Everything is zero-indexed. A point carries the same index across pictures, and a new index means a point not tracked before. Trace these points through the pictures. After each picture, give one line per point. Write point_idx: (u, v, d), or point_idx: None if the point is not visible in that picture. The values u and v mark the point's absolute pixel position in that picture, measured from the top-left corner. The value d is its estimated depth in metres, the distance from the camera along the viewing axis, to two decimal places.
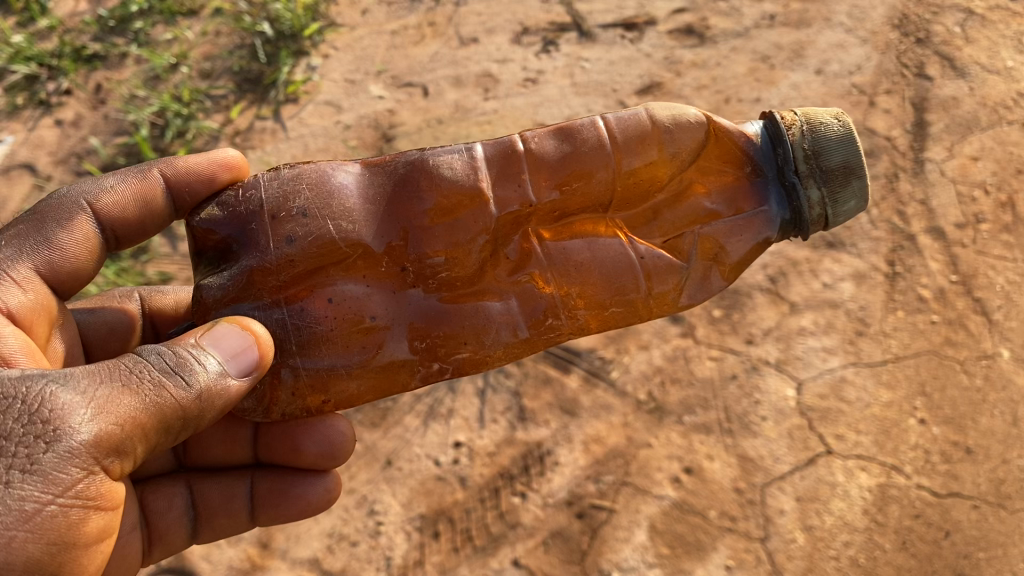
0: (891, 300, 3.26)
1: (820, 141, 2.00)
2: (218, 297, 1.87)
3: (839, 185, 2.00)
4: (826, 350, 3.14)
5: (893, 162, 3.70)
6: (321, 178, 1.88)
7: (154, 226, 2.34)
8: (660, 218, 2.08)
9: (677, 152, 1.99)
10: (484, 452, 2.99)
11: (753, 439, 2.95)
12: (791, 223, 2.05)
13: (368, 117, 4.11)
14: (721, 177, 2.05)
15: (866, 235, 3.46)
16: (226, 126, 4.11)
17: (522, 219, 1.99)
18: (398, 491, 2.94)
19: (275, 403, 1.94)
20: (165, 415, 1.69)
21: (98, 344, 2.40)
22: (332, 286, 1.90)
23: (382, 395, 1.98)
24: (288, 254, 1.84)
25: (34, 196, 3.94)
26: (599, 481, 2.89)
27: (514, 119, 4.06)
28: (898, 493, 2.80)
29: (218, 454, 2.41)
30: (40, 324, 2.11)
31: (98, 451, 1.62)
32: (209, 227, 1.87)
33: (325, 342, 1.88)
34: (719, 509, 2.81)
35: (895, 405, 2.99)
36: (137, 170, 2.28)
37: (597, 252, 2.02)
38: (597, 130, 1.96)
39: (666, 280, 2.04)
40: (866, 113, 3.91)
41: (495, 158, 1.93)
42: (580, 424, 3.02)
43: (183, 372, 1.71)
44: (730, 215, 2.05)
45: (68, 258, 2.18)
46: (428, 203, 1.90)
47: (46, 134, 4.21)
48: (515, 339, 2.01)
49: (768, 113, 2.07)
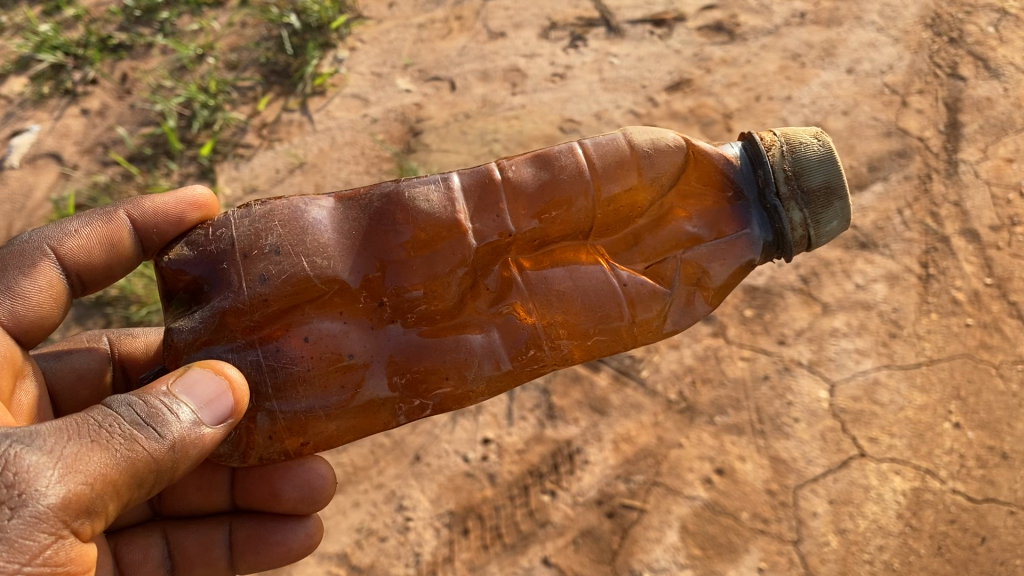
0: (925, 303, 3.23)
1: (800, 162, 1.99)
2: (189, 339, 1.80)
3: (820, 206, 2.00)
4: (859, 352, 3.11)
5: (926, 163, 3.66)
6: (293, 214, 1.82)
7: (122, 268, 2.25)
8: (641, 244, 2.05)
9: (656, 177, 1.95)
10: (513, 449, 2.97)
11: (786, 440, 2.93)
12: (774, 245, 2.03)
13: (396, 110, 4.08)
14: (702, 200, 2.03)
15: (898, 237, 3.44)
16: (254, 118, 4.09)
17: (501, 248, 1.94)
18: (426, 487, 2.92)
19: (252, 447, 1.87)
20: (137, 469, 1.63)
21: (65, 392, 2.31)
22: (307, 324, 1.84)
23: (362, 434, 1.93)
24: (261, 293, 1.78)
25: (61, 185, 3.92)
26: (629, 480, 2.87)
27: (543, 114, 4.03)
28: (932, 498, 2.76)
29: (194, 500, 2.39)
30: (2, 375, 1.99)
31: (67, 513, 1.55)
32: (180, 267, 1.82)
33: (303, 383, 1.81)
34: (752, 510, 2.79)
35: (929, 408, 2.95)
36: (101, 213, 2.19)
37: (579, 280, 1.98)
38: (575, 157, 1.91)
39: (650, 307, 2.01)
40: (899, 113, 3.86)
41: (473, 187, 1.88)
42: (609, 423, 3.00)
43: (155, 424, 1.66)
44: (713, 239, 2.03)
45: (32, 306, 2.08)
46: (405, 235, 1.85)
47: (72, 123, 4.18)
48: (498, 372, 1.97)
49: (747, 135, 2.07)
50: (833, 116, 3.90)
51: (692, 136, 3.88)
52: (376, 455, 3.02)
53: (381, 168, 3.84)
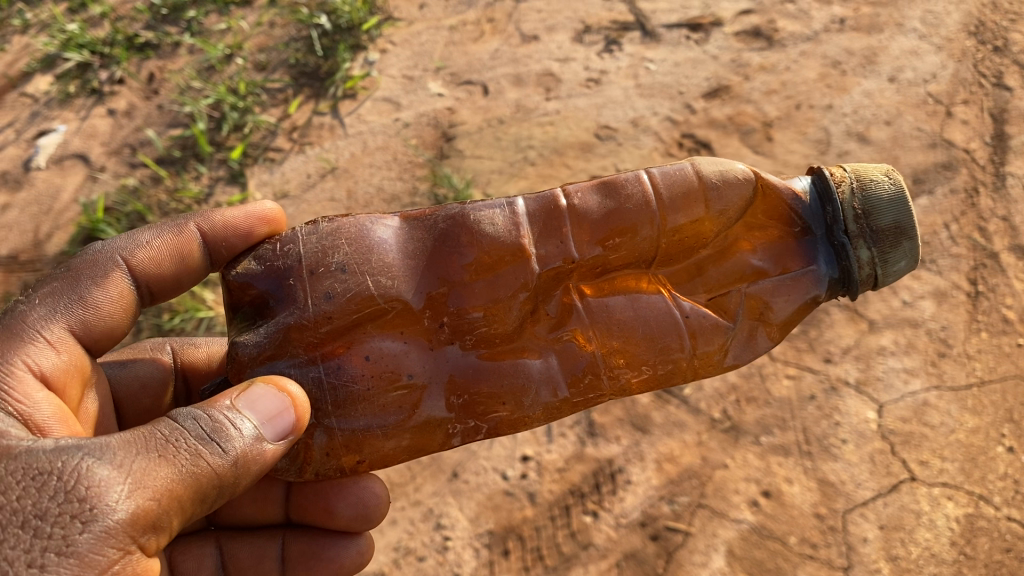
0: (974, 321, 3.15)
1: (870, 200, 1.88)
2: (253, 354, 1.70)
3: (889, 246, 1.88)
4: (907, 372, 3.04)
5: (973, 176, 3.55)
6: (361, 231, 1.73)
7: (187, 281, 2.20)
8: (704, 275, 1.95)
9: (724, 209, 1.87)
10: (553, 468, 2.90)
11: (834, 462, 2.86)
12: (839, 282, 1.93)
13: (428, 115, 3.97)
14: (766, 233, 1.95)
15: (945, 252, 3.34)
16: (283, 121, 4.01)
17: (564, 275, 1.85)
18: (465, 505, 2.86)
19: (309, 462, 1.76)
20: (202, 485, 1.51)
21: (129, 399, 2.24)
22: (369, 343, 1.74)
23: (416, 454, 1.82)
24: (326, 311, 1.68)
25: (88, 187, 3.85)
26: (673, 501, 2.81)
27: (577, 121, 3.89)
28: (987, 525, 2.70)
29: (250, 512, 2.33)
30: (73, 385, 1.89)
31: (134, 530, 1.44)
32: (246, 281, 1.73)
33: (364, 401, 1.72)
34: (800, 535, 2.73)
35: (981, 431, 2.89)
36: (171, 224, 2.14)
37: (640, 310, 1.89)
38: (642, 186, 1.83)
39: (711, 341, 1.91)
40: (943, 124, 3.74)
41: (539, 213, 1.80)
42: (652, 441, 2.93)
43: (220, 439, 1.55)
44: (777, 273, 1.94)
45: (103, 317, 1.98)
46: (468, 257, 1.76)
47: (99, 123, 4.10)
48: (555, 399, 1.87)
49: (815, 169, 1.97)
50: (875, 125, 3.77)
51: (731, 146, 3.75)
52: (413, 471, 2.96)
53: (415, 174, 3.75)
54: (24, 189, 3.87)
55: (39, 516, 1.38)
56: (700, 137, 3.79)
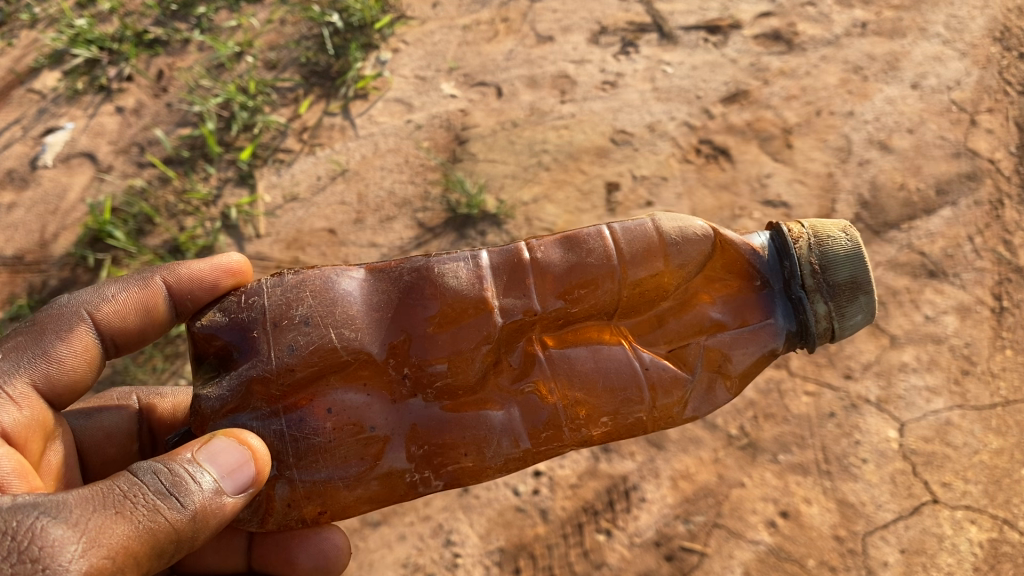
0: (998, 338, 3.08)
1: (827, 256, 1.84)
2: (216, 407, 1.67)
3: (846, 301, 1.84)
4: (929, 390, 2.97)
5: (997, 187, 3.45)
6: (324, 284, 1.71)
7: (153, 333, 2.20)
8: (664, 327, 1.89)
9: (684, 264, 1.80)
10: (566, 484, 2.84)
11: (853, 482, 2.80)
12: (797, 335, 1.87)
13: (440, 116, 3.88)
14: (727, 286, 1.88)
15: (969, 265, 3.25)
16: (294, 121, 3.94)
17: (526, 327, 1.80)
18: (475, 521, 2.80)
19: (272, 514, 1.73)
20: (159, 541, 1.50)
21: (93, 449, 2.24)
22: (331, 396, 1.71)
23: (378, 505, 1.78)
24: (289, 364, 1.66)
25: (95, 187, 3.79)
26: (689, 521, 2.75)
27: (593, 125, 3.81)
28: (1012, 550, 2.64)
29: (213, 561, 2.28)
30: (34, 439, 1.92)
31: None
32: (210, 333, 1.70)
33: (325, 454, 1.69)
34: (818, 558, 2.67)
35: (1006, 452, 2.82)
36: (138, 278, 2.14)
37: (601, 361, 1.82)
38: (604, 240, 1.77)
39: (670, 393, 1.84)
40: (968, 132, 3.63)
41: (502, 266, 1.76)
42: (667, 458, 2.87)
43: (179, 493, 1.53)
44: (735, 327, 1.86)
45: (66, 370, 2.00)
46: (432, 310, 1.71)
47: (107, 121, 4.03)
48: (516, 450, 1.81)
49: (775, 224, 1.92)
50: (897, 134, 3.65)
51: (750, 152, 3.66)
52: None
53: (427, 178, 3.67)
54: (30, 188, 3.81)
55: None
56: (718, 143, 3.70)
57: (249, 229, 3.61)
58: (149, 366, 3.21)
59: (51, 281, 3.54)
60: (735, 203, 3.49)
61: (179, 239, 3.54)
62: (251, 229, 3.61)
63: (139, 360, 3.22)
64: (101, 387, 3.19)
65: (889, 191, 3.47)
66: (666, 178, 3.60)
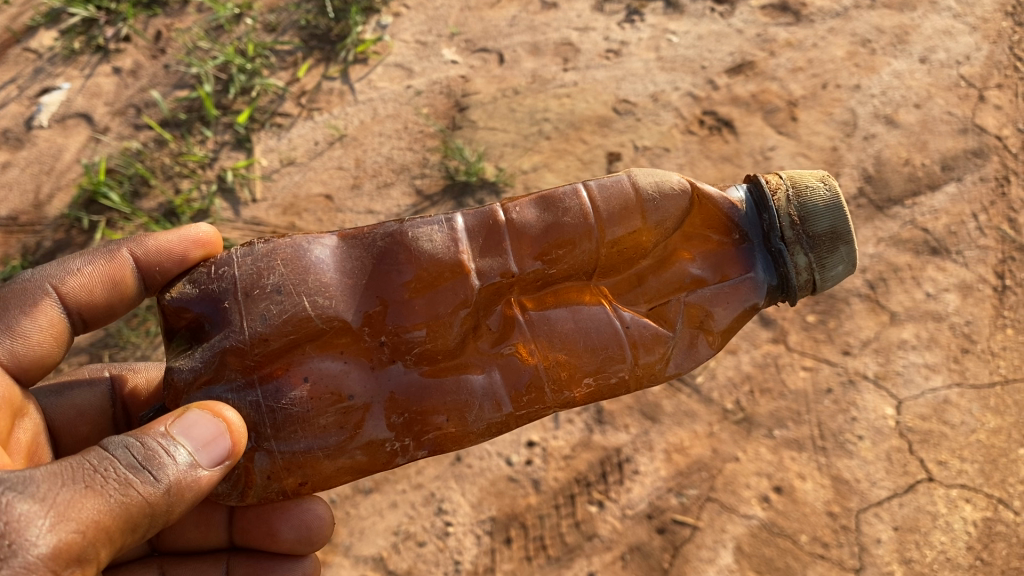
0: (999, 316, 3.05)
1: (806, 206, 1.80)
2: (189, 380, 1.63)
3: (826, 251, 1.81)
4: (928, 367, 2.95)
5: (1004, 164, 3.40)
6: (296, 252, 1.66)
7: (125, 306, 2.15)
8: (644, 285, 1.87)
9: (661, 221, 1.78)
10: (559, 454, 2.82)
11: (849, 459, 2.80)
12: (777, 288, 1.85)
13: (441, 83, 3.83)
14: (704, 241, 1.87)
15: (973, 243, 3.21)
16: (292, 85, 3.88)
17: (504, 289, 1.78)
18: (467, 489, 2.79)
19: (251, 487, 1.70)
20: (132, 515, 1.47)
21: (66, 429, 2.22)
22: (308, 363, 1.67)
23: (360, 475, 1.75)
24: (262, 333, 1.61)
25: (91, 148, 3.74)
26: (682, 494, 2.75)
27: (596, 94, 3.75)
28: (1005, 530, 2.66)
29: (193, 537, 2.25)
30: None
31: (58, 564, 1.39)
32: (181, 305, 1.66)
33: (303, 424, 1.65)
34: (811, 533, 2.68)
35: (1003, 431, 2.82)
36: (105, 250, 2.08)
37: (581, 322, 1.80)
38: (580, 200, 1.74)
39: (652, 351, 1.82)
40: (975, 108, 3.57)
41: (477, 229, 1.72)
42: (661, 431, 2.85)
43: (151, 467, 1.51)
44: (716, 282, 1.85)
45: (32, 344, 1.99)
46: (407, 275, 1.68)
47: (103, 82, 3.98)
48: (499, 415, 1.79)
49: (752, 177, 1.88)
50: (904, 108, 3.59)
51: (755, 125, 3.60)
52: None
53: (426, 145, 3.63)
54: (26, 147, 3.76)
55: None
56: (722, 115, 3.65)
57: (245, 194, 3.57)
58: (143, 330, 3.18)
59: (45, 243, 3.51)
60: (738, 175, 3.46)
61: (174, 202, 3.50)
62: (248, 194, 3.57)
63: (133, 323, 3.18)
64: (95, 349, 3.17)
65: (894, 166, 3.42)
66: (668, 149, 3.56)
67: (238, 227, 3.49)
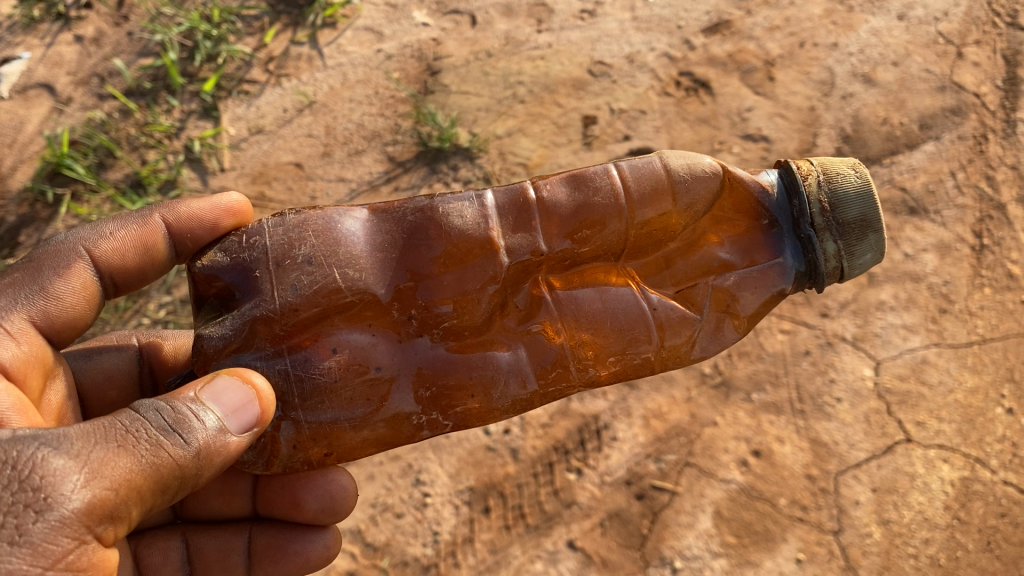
0: (977, 276, 3.04)
1: (837, 193, 1.76)
2: (218, 348, 1.59)
3: (855, 239, 1.76)
4: (906, 328, 2.93)
5: (982, 122, 3.36)
6: (327, 223, 1.61)
7: (154, 273, 2.09)
8: (672, 268, 1.82)
9: (691, 204, 1.73)
10: (537, 423, 2.80)
11: (827, 422, 2.79)
12: (805, 275, 1.81)
13: (412, 46, 3.74)
14: (733, 225, 1.81)
15: (950, 202, 3.19)
16: (260, 51, 3.78)
17: (532, 268, 1.73)
18: (445, 460, 2.76)
19: (277, 456, 1.65)
20: (163, 477, 1.42)
21: (93, 392, 2.16)
22: (336, 336, 1.62)
23: (384, 449, 1.70)
24: (292, 304, 1.56)
25: (54, 120, 3.64)
26: (660, 459, 2.74)
27: (570, 56, 3.67)
28: (982, 489, 2.67)
29: (217, 506, 2.19)
30: (34, 376, 1.83)
31: (90, 521, 1.35)
32: (211, 273, 1.61)
33: (329, 394, 1.60)
34: (790, 496, 2.67)
35: (980, 391, 2.82)
36: (137, 214, 2.02)
37: (609, 302, 1.75)
38: (611, 179, 1.70)
39: (678, 333, 1.77)
40: (954, 65, 3.52)
41: (508, 206, 1.68)
42: (639, 397, 2.83)
43: (182, 430, 1.45)
44: (744, 267, 1.80)
45: (64, 308, 1.91)
46: (437, 250, 1.64)
47: (65, 50, 3.86)
48: (525, 391, 1.73)
49: (782, 162, 1.84)
50: (882, 66, 3.54)
51: (731, 85, 3.55)
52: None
53: (398, 111, 3.55)
54: None
55: None
56: (698, 76, 3.59)
57: (212, 163, 3.50)
58: (111, 306, 3.11)
59: (9, 217, 3.43)
60: (715, 137, 3.41)
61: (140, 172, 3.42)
62: (215, 163, 3.50)
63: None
64: None
65: (871, 125, 3.38)
66: (644, 111, 3.50)
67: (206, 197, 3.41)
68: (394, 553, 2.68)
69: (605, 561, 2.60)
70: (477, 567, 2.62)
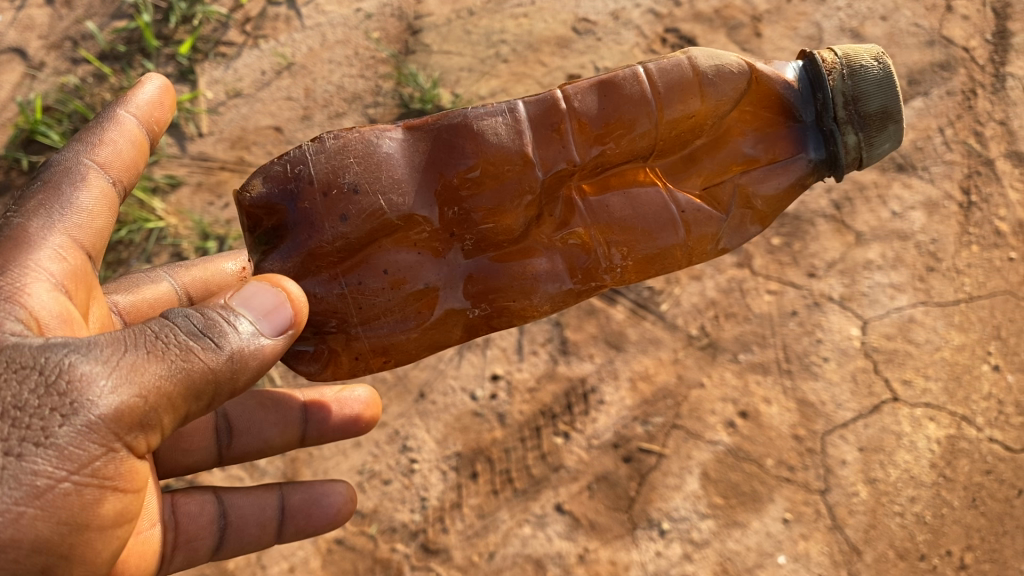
0: (965, 234, 3.01)
1: (860, 83, 1.62)
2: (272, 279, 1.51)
3: (877, 130, 1.64)
4: (894, 287, 2.92)
5: (971, 77, 3.31)
6: (366, 147, 1.49)
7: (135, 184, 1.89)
8: (698, 166, 1.70)
9: (720, 102, 1.60)
10: (524, 388, 2.78)
11: (813, 381, 2.79)
12: (825, 164, 1.69)
13: (392, 5, 3.65)
14: (762, 119, 1.67)
15: (938, 158, 3.15)
16: (236, 12, 3.69)
17: (566, 177, 1.61)
18: (432, 426, 2.75)
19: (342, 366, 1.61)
20: (195, 384, 1.34)
21: None
22: (384, 257, 1.54)
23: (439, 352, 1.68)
24: (344, 233, 1.48)
25: (27, 87, 3.56)
26: (647, 422, 2.73)
27: (554, 13, 3.60)
28: (968, 447, 2.69)
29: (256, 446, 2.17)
30: (84, 294, 1.61)
31: (120, 427, 1.29)
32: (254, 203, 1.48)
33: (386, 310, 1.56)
34: (777, 457, 2.68)
35: (967, 348, 2.82)
36: (108, 116, 1.81)
37: (638, 207, 1.66)
38: (640, 83, 1.55)
39: (708, 230, 1.68)
40: (943, 19, 3.46)
41: (542, 118, 1.54)
42: (626, 359, 2.81)
43: (212, 335, 1.36)
44: (767, 161, 1.69)
45: (88, 225, 1.66)
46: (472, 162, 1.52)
47: (36, 14, 3.76)
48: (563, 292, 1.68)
49: (806, 51, 1.69)
50: (870, 21, 3.49)
51: (718, 42, 3.48)
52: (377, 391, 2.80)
53: (378, 72, 3.48)
54: None
55: (17, 407, 1.24)
56: (684, 33, 3.52)
57: (189, 128, 3.41)
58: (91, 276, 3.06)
59: None
60: None
61: None
62: (193, 128, 3.41)
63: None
64: None
65: None
66: (629, 70, 3.42)
67: (185, 163, 3.33)
68: (382, 519, 2.67)
69: (592, 523, 2.60)
70: (465, 531, 2.62)
